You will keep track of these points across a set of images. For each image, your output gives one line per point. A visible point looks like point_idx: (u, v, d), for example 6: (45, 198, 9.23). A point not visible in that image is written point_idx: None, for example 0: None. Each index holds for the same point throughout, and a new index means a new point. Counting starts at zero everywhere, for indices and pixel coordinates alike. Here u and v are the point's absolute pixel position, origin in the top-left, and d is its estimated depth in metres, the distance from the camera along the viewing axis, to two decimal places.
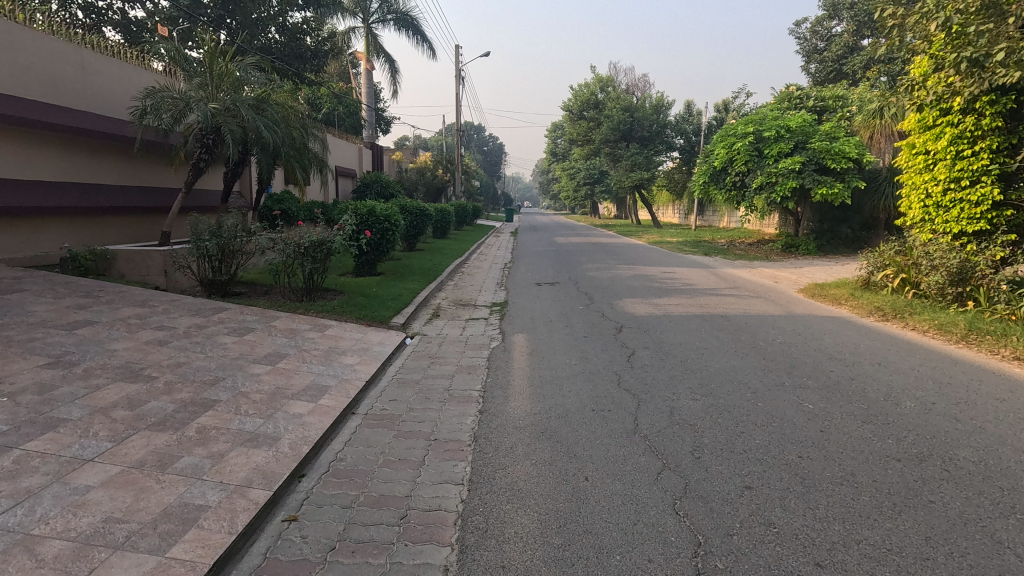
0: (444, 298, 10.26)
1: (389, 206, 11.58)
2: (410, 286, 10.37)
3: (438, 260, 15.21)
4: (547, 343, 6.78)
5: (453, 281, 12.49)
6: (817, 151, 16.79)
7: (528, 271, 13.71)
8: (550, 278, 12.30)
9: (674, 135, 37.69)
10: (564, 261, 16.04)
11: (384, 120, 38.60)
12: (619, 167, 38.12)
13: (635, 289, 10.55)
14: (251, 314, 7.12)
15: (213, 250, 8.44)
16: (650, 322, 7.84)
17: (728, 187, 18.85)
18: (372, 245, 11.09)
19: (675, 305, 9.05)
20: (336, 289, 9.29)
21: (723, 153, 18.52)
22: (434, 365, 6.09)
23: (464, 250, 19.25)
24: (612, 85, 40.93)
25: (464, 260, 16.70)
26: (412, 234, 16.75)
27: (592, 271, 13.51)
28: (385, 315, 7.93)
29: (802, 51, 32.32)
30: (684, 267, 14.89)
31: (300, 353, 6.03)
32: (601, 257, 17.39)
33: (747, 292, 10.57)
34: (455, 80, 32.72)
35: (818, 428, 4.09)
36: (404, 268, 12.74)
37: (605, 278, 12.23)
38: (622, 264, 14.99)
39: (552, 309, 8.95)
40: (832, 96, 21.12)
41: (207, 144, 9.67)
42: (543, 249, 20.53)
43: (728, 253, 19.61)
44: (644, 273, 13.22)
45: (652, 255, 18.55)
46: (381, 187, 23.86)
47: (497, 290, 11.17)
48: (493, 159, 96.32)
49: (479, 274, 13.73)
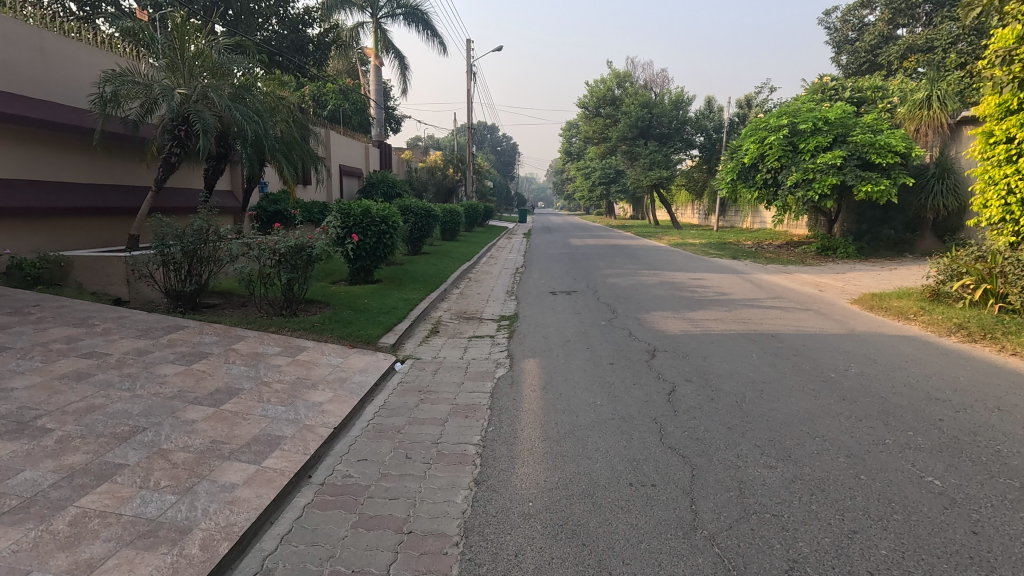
0: (447, 311, 9.05)
1: (386, 205, 10.41)
2: (409, 296, 9.18)
3: (445, 265, 14.04)
4: (564, 373, 5.48)
5: (459, 289, 11.28)
6: (860, 145, 15.34)
7: (542, 277, 12.47)
8: (566, 286, 11.02)
9: (694, 132, 36.22)
10: (581, 266, 14.75)
11: (394, 118, 37.68)
12: (637, 166, 36.74)
13: (663, 301, 9.24)
14: (211, 335, 5.99)
15: (178, 257, 7.32)
16: (688, 344, 6.53)
17: (758, 184, 17.43)
18: (367, 249, 9.95)
19: (716, 321, 7.73)
20: (322, 301, 8.13)
21: (754, 148, 17.08)
22: (423, 404, 4.84)
23: (473, 254, 18.08)
24: (629, 81, 39.54)
25: (472, 265, 15.50)
26: (418, 236, 15.66)
27: (613, 277, 12.24)
28: (375, 333, 6.76)
29: (832, 42, 30.74)
30: (713, 273, 13.51)
31: (258, 387, 4.86)
32: (620, 261, 16.08)
33: (793, 304, 9.20)
34: (467, 76, 31.59)
35: (970, 527, 2.77)
36: (405, 275, 11.56)
37: (629, 286, 10.93)
38: (645, 269, 13.68)
39: (569, 325, 7.67)
40: (870, 87, 19.60)
41: (179, 136, 8.64)
42: (558, 252, 19.26)
43: (759, 257, 18.17)
44: (671, 280, 11.90)
45: (675, 258, 17.22)
46: (388, 187, 22.82)
47: (508, 300, 9.92)
48: (506, 159, 95.15)
49: (488, 281, 12.50)
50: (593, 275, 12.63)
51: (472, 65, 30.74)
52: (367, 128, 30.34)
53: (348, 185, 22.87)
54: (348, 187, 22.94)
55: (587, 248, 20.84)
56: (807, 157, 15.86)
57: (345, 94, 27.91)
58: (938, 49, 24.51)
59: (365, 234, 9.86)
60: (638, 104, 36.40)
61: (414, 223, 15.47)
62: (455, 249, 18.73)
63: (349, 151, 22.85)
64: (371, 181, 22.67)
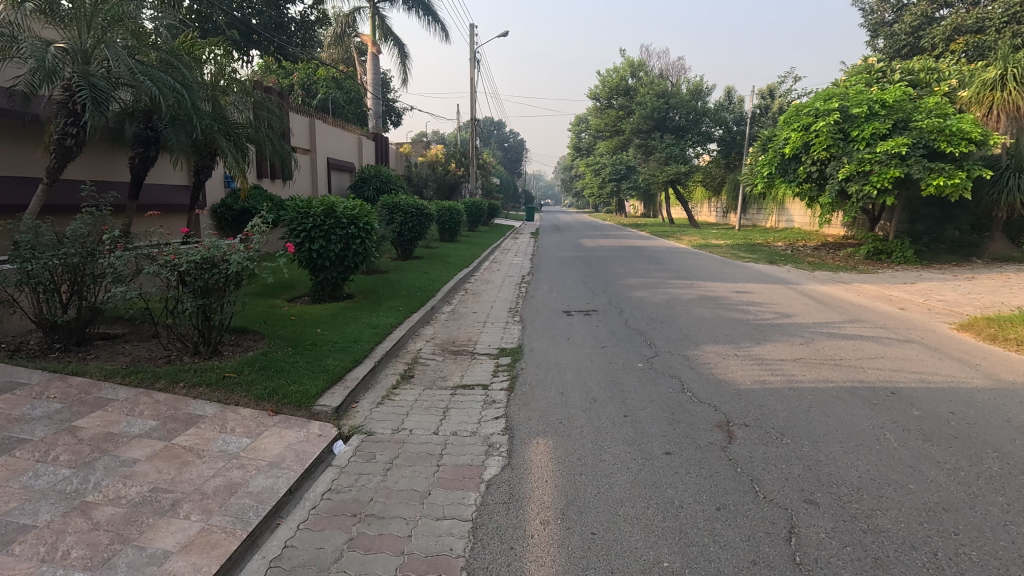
0: (430, 341, 6.93)
1: (356, 202, 8.28)
2: (382, 320, 7.09)
3: (438, 272, 11.93)
4: (596, 478, 3.35)
5: (451, 307, 9.16)
6: (927, 130, 13.05)
7: (553, 290, 10.33)
8: (583, 303, 8.88)
9: (712, 125, 34.00)
10: (598, 273, 12.60)
11: (394, 112, 35.75)
12: (651, 161, 34.43)
13: (712, 329, 7.08)
14: (53, 402, 3.94)
15: (47, 276, 5.20)
16: (777, 408, 4.35)
17: (800, 178, 15.16)
18: (332, 259, 7.89)
19: (798, 364, 5.55)
20: (258, 334, 6.04)
21: (796, 137, 14.84)
22: (350, 555, 2.74)
23: (474, 257, 15.98)
24: (643, 70, 37.13)
25: (472, 272, 13.42)
26: (411, 238, 13.59)
27: (639, 291, 10.09)
28: (314, 387, 4.67)
29: (867, 25, 28.22)
30: (757, 283, 11.33)
31: (67, 519, 2.81)
32: (642, 266, 13.97)
33: (885, 332, 7.01)
34: (471, 64, 29.41)
35: None
36: (385, 288, 9.47)
37: (661, 304, 8.77)
38: (675, 279, 11.51)
39: (592, 368, 5.54)
40: (923, 68, 17.24)
41: (74, 110, 6.46)
42: (569, 256, 17.13)
43: (799, 261, 15.93)
44: (710, 294, 9.74)
45: (703, 263, 15.11)
46: (382, 182, 20.81)
47: (511, 324, 7.83)
48: (513, 156, 93.00)
49: (489, 294, 10.39)
50: (615, 288, 10.48)
51: (477, 52, 28.54)
52: (363, 120, 28.29)
53: (338, 181, 20.88)
54: (339, 183, 20.97)
55: (602, 251, 18.64)
56: (863, 146, 13.59)
57: (338, 82, 25.81)
58: (991, 29, 22.00)
59: (328, 240, 7.77)
60: (654, 94, 34.02)
61: (406, 224, 13.40)
62: (453, 252, 16.65)
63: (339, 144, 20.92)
64: (364, 175, 20.67)
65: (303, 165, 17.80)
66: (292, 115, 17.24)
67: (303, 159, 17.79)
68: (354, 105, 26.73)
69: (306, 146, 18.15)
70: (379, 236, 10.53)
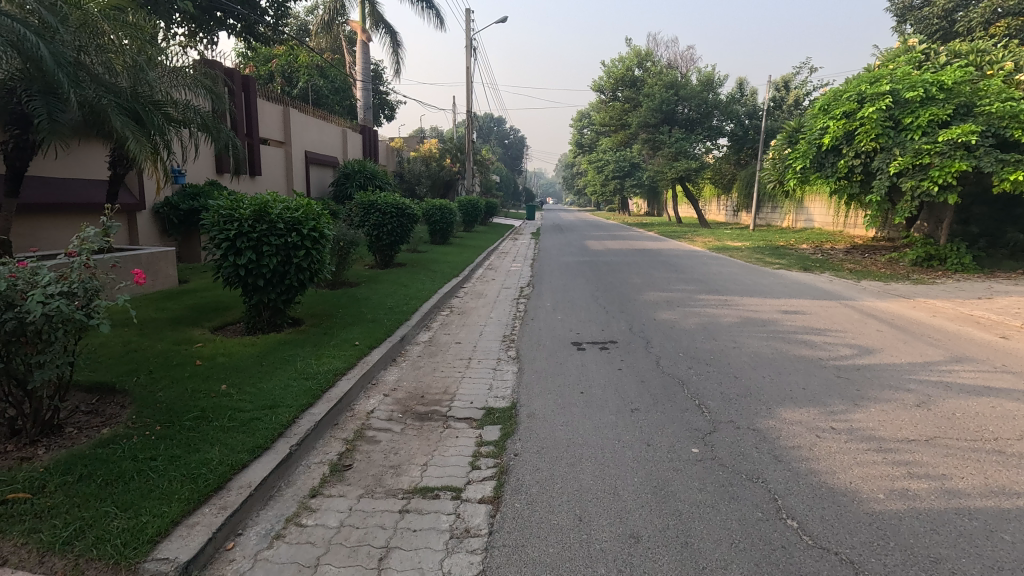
0: (390, 394, 5.01)
1: (302, 200, 6.36)
2: (328, 365, 5.17)
3: (420, 284, 10.00)
4: None
5: (430, 333, 7.24)
6: (998, 116, 11.07)
7: (559, 309, 8.41)
8: (597, 330, 6.95)
9: (724, 119, 32.11)
10: (611, 285, 10.67)
11: (387, 104, 33.89)
12: (659, 157, 32.46)
13: (779, 376, 5.15)
14: None
15: None
16: (969, 572, 2.45)
17: (840, 173, 13.19)
18: (267, 277, 5.98)
19: (938, 450, 3.63)
20: (129, 395, 4.12)
21: (838, 125, 12.90)
22: None
23: (467, 262, 14.06)
24: (651, 60, 34.95)
25: (463, 281, 11.51)
26: (391, 243, 11.69)
27: (663, 311, 8.18)
28: (158, 520, 2.73)
29: (894, 10, 26.21)
30: (802, 298, 9.42)
31: None
32: (660, 275, 12.05)
33: (1017, 380, 5.09)
34: (467, 52, 27.40)
35: None
36: (348, 308, 7.54)
37: (697, 333, 6.84)
38: (703, 294, 9.59)
39: (623, 460, 3.60)
40: (974, 50, 15.29)
41: None
42: (574, 261, 15.24)
43: (836, 267, 14.01)
44: (752, 316, 7.82)
45: (729, 270, 13.20)
46: (368, 177, 18.84)
47: (504, 364, 5.89)
48: (513, 152, 91.09)
49: (480, 315, 8.46)
50: (634, 306, 8.56)
51: (474, 39, 26.53)
52: (352, 112, 26.33)
53: (320, 176, 19.05)
54: (321, 178, 19.14)
55: (611, 255, 16.69)
56: (918, 136, 11.65)
57: (322, 71, 23.81)
58: None
59: (259, 252, 5.85)
60: (662, 85, 31.89)
61: (384, 226, 11.46)
62: (443, 257, 14.73)
63: (321, 136, 19.10)
64: (347, 169, 18.72)
65: (276, 158, 15.99)
66: (262, 102, 15.39)
67: (276, 151, 15.98)
68: (340, 95, 24.74)
69: (280, 138, 16.34)
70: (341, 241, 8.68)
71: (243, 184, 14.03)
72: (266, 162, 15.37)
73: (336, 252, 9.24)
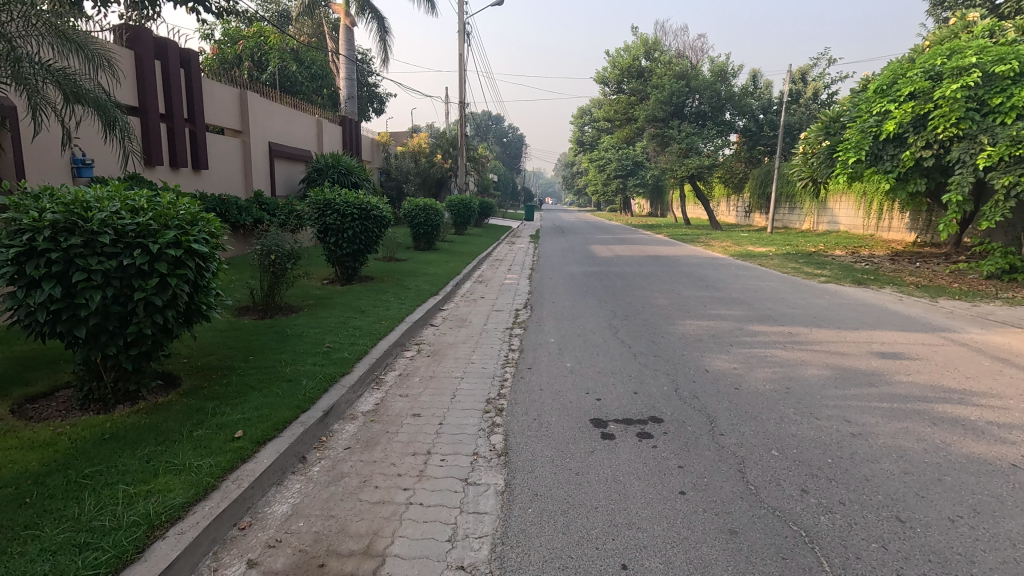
0: (259, 562, 2.65)
1: (165, 199, 4.00)
2: (152, 500, 2.82)
3: (384, 307, 7.68)
4: None
5: (378, 395, 4.90)
6: None
7: (567, 350, 6.05)
8: (627, 396, 4.63)
9: (736, 113, 29.93)
10: (632, 307, 8.34)
11: (375, 97, 31.55)
12: (667, 154, 30.15)
13: (981, 519, 2.82)
14: None
15: None
16: None
17: (903, 167, 10.93)
18: (92, 323, 3.63)
19: None
20: None
21: (905, 108, 10.54)
22: None
23: (453, 274, 11.72)
24: (658, 49, 32.40)
25: (444, 300, 9.17)
26: (354, 252, 9.40)
27: (714, 354, 5.84)
28: None
29: None
30: (887, 329, 7.09)
31: None
32: (689, 291, 9.76)
33: None
34: (460, 37, 25.00)
35: None
36: (260, 357, 5.19)
37: (781, 401, 4.48)
38: (756, 323, 7.25)
39: None
40: None
41: None
42: (580, 271, 12.95)
43: (895, 281, 11.74)
44: (844, 364, 5.48)
45: (769, 284, 10.92)
46: (343, 173, 16.47)
47: (481, 471, 3.54)
48: (511, 151, 88.84)
49: (457, 357, 6.10)
50: (670, 345, 6.20)
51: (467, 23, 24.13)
52: (333, 103, 23.97)
53: (289, 172, 16.73)
54: (291, 174, 16.83)
55: (622, 263, 14.32)
56: (1012, 120, 9.34)
57: (297, 55, 21.34)
58: None
59: (74, 283, 3.51)
60: (672, 76, 29.42)
61: (345, 232, 9.16)
62: (424, 266, 12.37)
63: (292, 126, 16.76)
64: (319, 164, 16.38)
65: (232, 149, 13.67)
66: (212, 83, 13.04)
67: (231, 141, 13.66)
68: (319, 82, 22.30)
69: (236, 127, 14.02)
70: (273, 255, 6.81)
71: (183, 178, 11.72)
72: (217, 154, 13.03)
73: (268, 269, 6.99)
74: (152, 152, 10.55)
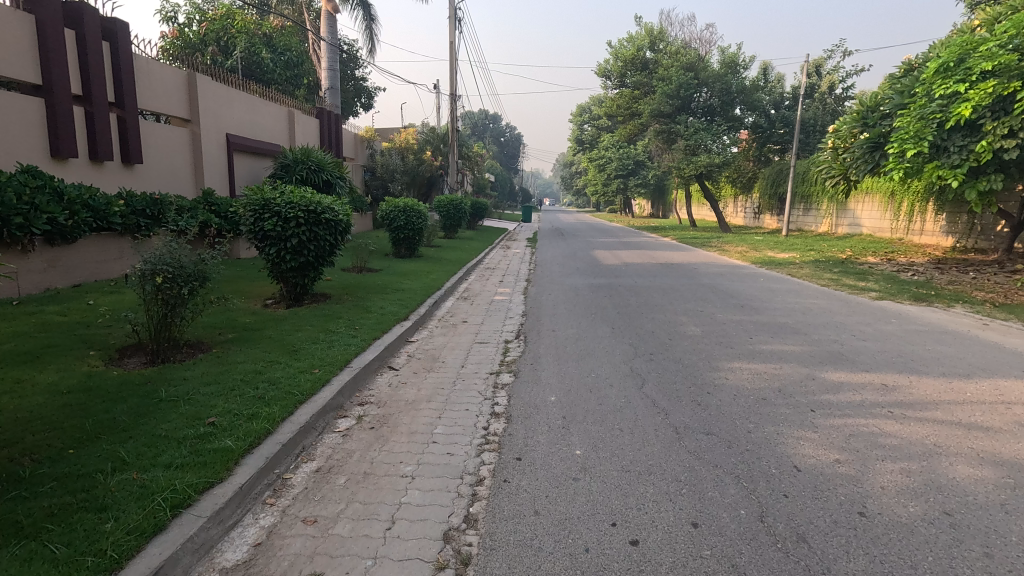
0: None
1: None
2: None
3: (327, 344, 5.72)
4: None
5: (263, 526, 2.93)
6: None
7: (576, 424, 4.10)
8: (683, 541, 2.67)
9: (746, 108, 28.10)
10: (656, 339, 6.38)
11: (362, 92, 29.65)
12: (673, 151, 28.28)
13: None
14: None
15: None
16: None
17: (976, 158, 9.11)
18: None
19: None
20: None
21: (983, 87, 8.74)
22: None
23: (432, 288, 9.74)
24: (664, 40, 30.45)
25: (414, 326, 7.22)
26: (300, 265, 7.44)
27: (796, 432, 3.88)
28: None
29: None
30: (1011, 377, 5.17)
31: None
32: (721, 314, 7.82)
33: None
34: (451, 24, 23.07)
35: None
36: (83, 452, 3.22)
37: (959, 555, 2.53)
38: (829, 368, 5.32)
39: None
40: None
41: None
42: (585, 283, 10.98)
43: (960, 296, 9.84)
44: (1004, 454, 3.53)
45: (814, 302, 8.99)
46: (314, 170, 14.45)
47: None
48: (509, 150, 86.98)
49: (414, 433, 4.13)
50: (724, 412, 4.25)
51: (458, 8, 22.15)
52: (311, 95, 21.97)
53: (253, 168, 14.75)
54: (256, 171, 14.85)
55: (632, 272, 12.37)
56: None
57: (269, 40, 19.35)
58: None
59: None
60: (680, 67, 27.45)
61: (287, 241, 7.19)
62: (399, 278, 10.39)
63: (256, 117, 14.76)
64: (286, 159, 14.36)
65: (177, 141, 11.70)
66: (151, 62, 11.06)
67: (177, 132, 11.70)
68: (294, 71, 20.33)
69: (184, 115, 12.04)
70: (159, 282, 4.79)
71: (108, 174, 9.75)
72: (156, 145, 11.06)
73: (156, 298, 4.96)
74: (57, 140, 8.57)
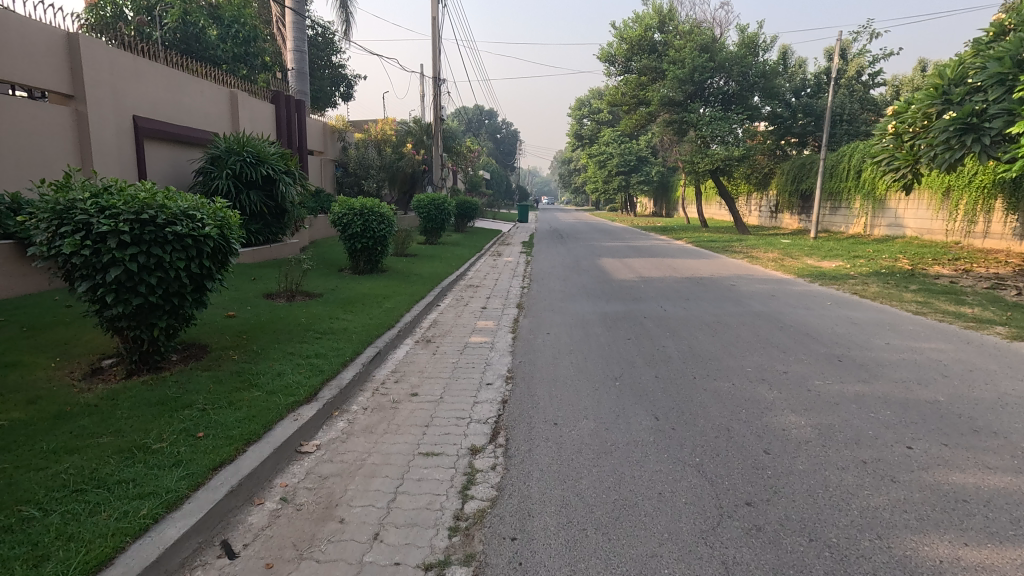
0: None
1: None
2: None
3: (91, 501, 2.79)
4: None
5: None
6: None
7: None
8: None
9: (765, 95, 25.26)
10: (747, 461, 3.43)
11: (338, 79, 26.64)
12: (685, 144, 25.41)
13: None
14: None
15: None
16: None
17: None
18: None
19: None
20: None
21: None
22: None
23: (380, 325, 6.78)
24: (673, 20, 27.45)
25: (320, 413, 4.27)
26: (138, 310, 4.49)
27: None
28: None
29: None
30: None
31: None
32: (820, 381, 4.87)
33: None
34: None
35: None
36: None
37: None
38: None
39: None
40: None
41: None
42: (596, 311, 8.04)
43: None
44: None
45: (937, 350, 6.08)
46: (251, 162, 11.46)
47: None
48: (507, 147, 84.26)
49: None
50: None
51: None
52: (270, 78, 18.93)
53: (177, 161, 11.81)
54: (181, 164, 11.89)
55: (655, 293, 9.45)
56: None
57: (214, 11, 16.36)
58: None
59: None
60: (694, 49, 24.50)
61: (107, 272, 4.28)
62: (336, 309, 7.42)
63: (180, 96, 11.80)
64: (217, 149, 11.37)
65: (52, 122, 8.79)
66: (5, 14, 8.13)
67: (53, 111, 8.80)
68: (248, 49, 17.34)
69: (65, 90, 9.12)
70: None
71: None
72: (16, 128, 8.17)
73: None
74: None
